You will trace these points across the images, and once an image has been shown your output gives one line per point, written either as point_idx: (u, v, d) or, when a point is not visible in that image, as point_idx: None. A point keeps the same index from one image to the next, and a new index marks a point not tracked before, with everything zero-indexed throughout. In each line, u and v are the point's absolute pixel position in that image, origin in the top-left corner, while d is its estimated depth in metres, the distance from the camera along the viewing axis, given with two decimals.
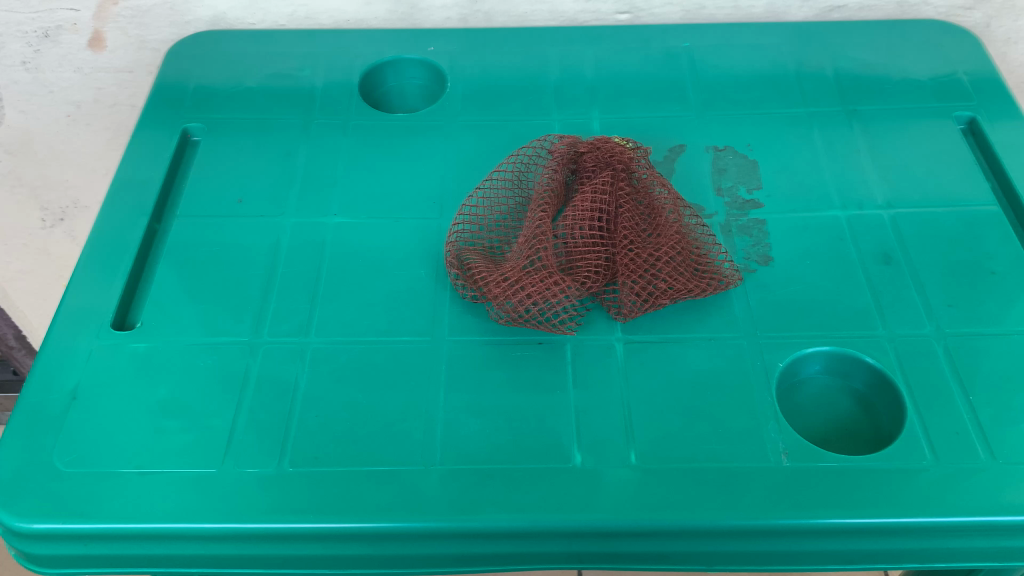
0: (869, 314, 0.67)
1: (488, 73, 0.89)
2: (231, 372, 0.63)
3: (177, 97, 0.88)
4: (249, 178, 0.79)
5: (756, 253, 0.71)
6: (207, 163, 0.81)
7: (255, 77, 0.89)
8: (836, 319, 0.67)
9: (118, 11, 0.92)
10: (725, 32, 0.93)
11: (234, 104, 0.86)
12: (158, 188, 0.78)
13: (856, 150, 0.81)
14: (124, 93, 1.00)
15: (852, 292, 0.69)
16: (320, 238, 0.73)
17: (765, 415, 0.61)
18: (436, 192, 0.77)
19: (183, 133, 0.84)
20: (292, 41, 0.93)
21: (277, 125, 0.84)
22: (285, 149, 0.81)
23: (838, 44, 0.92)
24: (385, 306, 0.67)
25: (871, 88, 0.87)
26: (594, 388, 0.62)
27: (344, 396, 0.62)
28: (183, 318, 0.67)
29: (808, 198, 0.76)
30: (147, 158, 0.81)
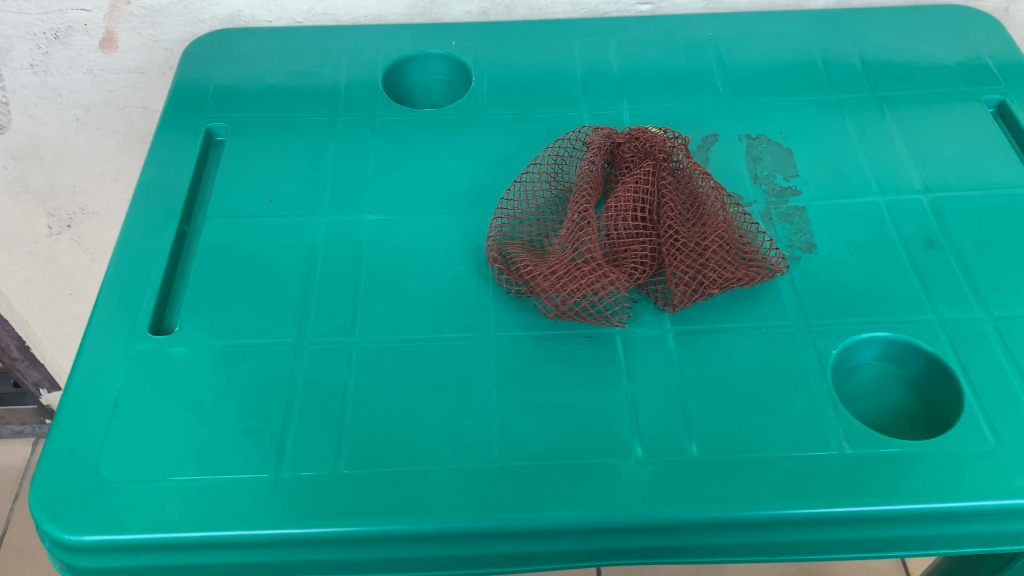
0: (917, 298, 0.66)
1: (513, 67, 0.88)
2: (277, 374, 0.62)
3: (197, 99, 0.86)
4: (279, 178, 0.77)
5: (799, 240, 0.71)
6: (233, 163, 0.79)
7: (276, 75, 0.88)
8: (886, 304, 0.66)
9: (131, 10, 0.89)
10: (748, 22, 0.93)
11: (257, 104, 0.85)
12: (185, 190, 0.76)
13: (889, 136, 0.80)
14: (135, 95, 0.98)
15: (898, 277, 0.68)
16: (356, 237, 0.72)
17: (824, 402, 0.60)
18: (470, 188, 0.76)
19: (206, 133, 0.83)
20: (312, 39, 0.91)
21: (302, 124, 0.82)
22: (314, 147, 0.80)
23: (862, 32, 0.92)
24: (429, 303, 0.66)
25: (899, 74, 0.87)
26: (649, 381, 0.61)
27: (395, 396, 0.61)
28: (222, 321, 0.65)
29: (846, 184, 0.76)
30: (172, 160, 0.79)
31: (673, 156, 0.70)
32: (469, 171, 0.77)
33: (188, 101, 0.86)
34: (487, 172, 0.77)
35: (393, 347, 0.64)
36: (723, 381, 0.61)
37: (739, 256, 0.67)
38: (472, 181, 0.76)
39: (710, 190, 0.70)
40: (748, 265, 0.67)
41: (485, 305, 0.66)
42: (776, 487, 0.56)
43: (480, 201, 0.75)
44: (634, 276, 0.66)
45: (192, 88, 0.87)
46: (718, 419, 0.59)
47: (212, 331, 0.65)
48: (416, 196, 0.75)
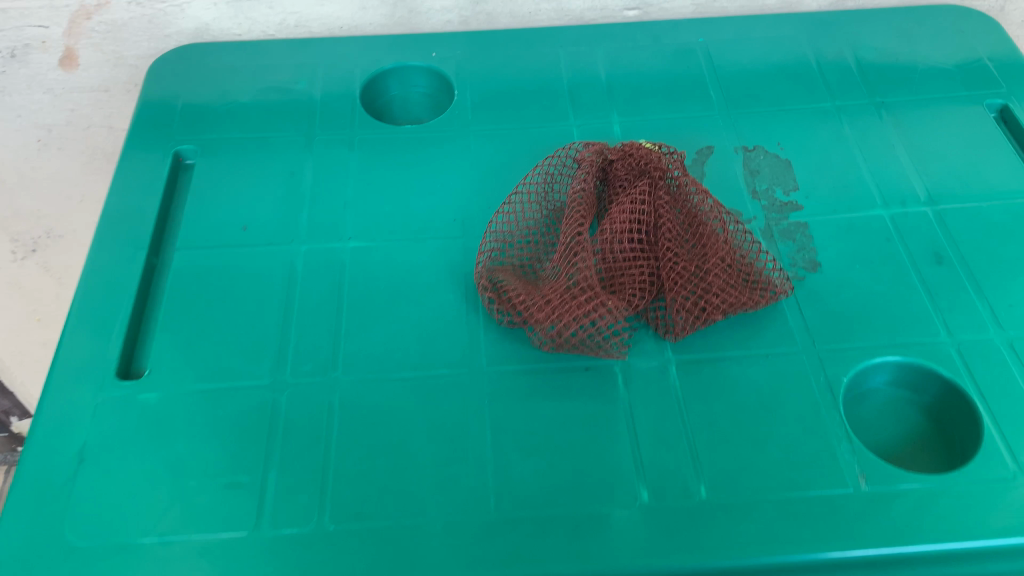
0: (929, 319, 0.63)
1: (496, 77, 0.84)
2: (256, 420, 0.58)
3: (165, 119, 0.82)
4: (253, 204, 0.73)
5: (802, 259, 0.67)
6: (204, 188, 0.75)
7: (248, 93, 0.83)
8: (896, 326, 0.63)
9: (91, 25, 0.84)
10: (739, 26, 0.90)
11: (228, 123, 0.81)
12: (153, 219, 0.72)
13: (890, 144, 0.77)
14: (99, 114, 0.93)
15: (908, 295, 0.65)
16: (337, 266, 0.67)
17: (837, 435, 0.57)
18: (456, 210, 0.72)
19: (174, 156, 0.78)
20: (285, 54, 0.87)
21: (277, 144, 0.78)
22: (289, 168, 0.76)
23: (857, 34, 0.89)
24: (416, 337, 0.63)
25: (897, 79, 0.84)
26: (653, 417, 0.58)
27: (382, 442, 0.57)
28: (195, 363, 0.61)
29: (848, 196, 0.73)
30: (139, 187, 0.75)
31: (670, 171, 0.66)
32: (455, 192, 0.73)
33: (156, 122, 0.82)
34: (474, 193, 0.73)
35: (380, 386, 0.60)
36: (731, 415, 0.58)
37: (742, 279, 0.64)
38: (458, 203, 0.72)
39: (709, 207, 0.66)
40: (752, 288, 0.64)
41: (476, 337, 0.63)
42: (791, 531, 0.52)
43: (466, 224, 0.71)
44: (632, 305, 0.62)
45: (160, 108, 0.83)
46: (727, 457, 0.56)
47: (184, 375, 0.60)
48: (399, 221, 0.71)
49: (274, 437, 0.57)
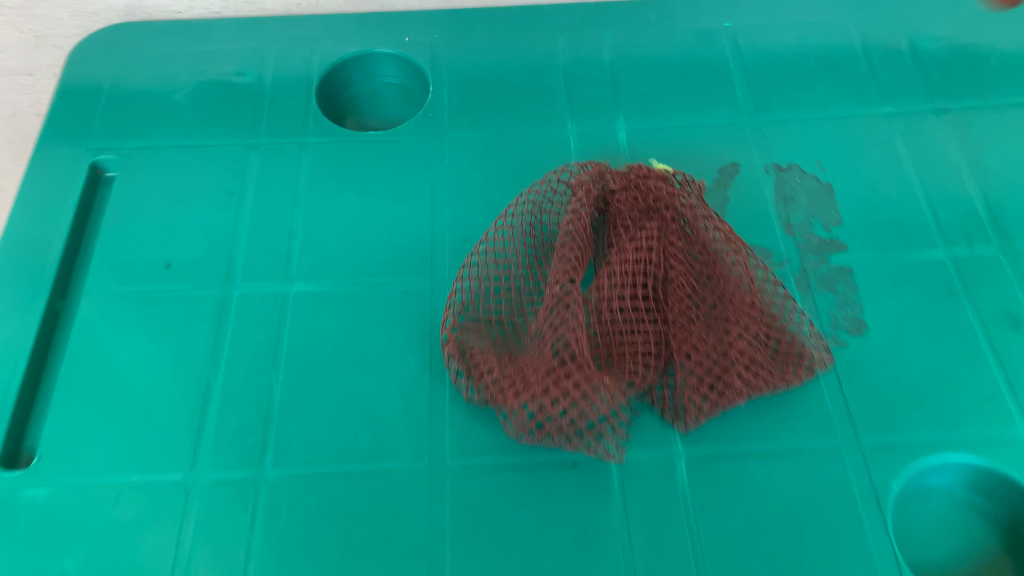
0: (1002, 403, 0.51)
1: (481, 70, 0.70)
2: (166, 529, 0.48)
3: (82, 118, 0.68)
4: (180, 233, 0.60)
5: (845, 317, 0.55)
6: (124, 212, 0.62)
7: (184, 86, 0.70)
8: (961, 414, 0.51)
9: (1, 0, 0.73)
10: (775, 5, 0.75)
11: (158, 125, 0.67)
12: (60, 253, 0.60)
13: (957, 162, 0.63)
14: (24, 101, 0.75)
15: (976, 372, 0.52)
16: (275, 320, 0.55)
17: (882, 567, 0.46)
18: (425, 244, 0.59)
19: (91, 168, 0.65)
20: (230, 36, 0.73)
21: (213, 153, 0.65)
22: (227, 186, 0.63)
23: (918, 15, 0.73)
24: (365, 419, 0.51)
25: (966, 71, 0.69)
26: (655, 536, 0.47)
27: (315, 565, 0.46)
28: (95, 448, 0.51)
29: (903, 232, 0.59)
30: (47, 210, 0.62)
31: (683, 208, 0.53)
32: (424, 221, 0.60)
33: (72, 122, 0.68)
34: (448, 222, 0.60)
35: (320, 485, 0.49)
36: (752, 534, 0.47)
37: (770, 348, 0.52)
38: (427, 235, 0.60)
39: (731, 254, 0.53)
40: (781, 360, 0.52)
41: (440, 418, 0.51)
42: None
43: (435, 262, 0.58)
44: (633, 382, 0.50)
45: (77, 102, 0.69)
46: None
47: (82, 464, 0.50)
48: (354, 257, 0.59)
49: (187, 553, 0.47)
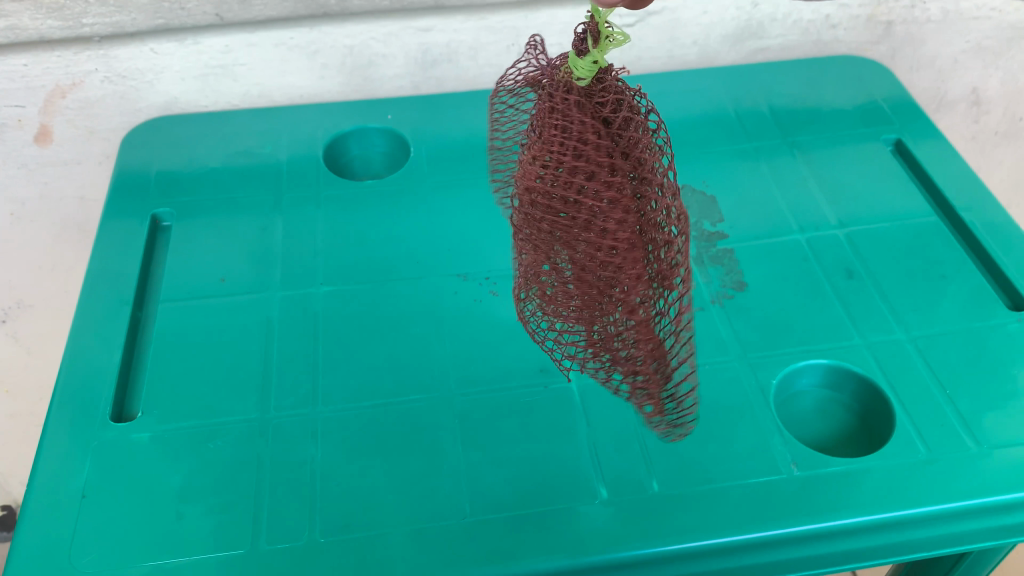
0: (879, 315, 0.53)
1: (438, 42, 0.67)
2: (210, 482, 0.45)
3: (56, 151, 0.69)
4: (229, 255, 0.57)
5: (724, 280, 0.55)
6: (162, 180, 0.63)
7: (215, 156, 0.65)
8: (811, 330, 0.52)
9: (67, 103, 0.65)
10: (664, 80, 0.71)
11: (197, 184, 0.63)
12: (138, 273, 0.56)
13: (803, 178, 0.62)
14: (71, 186, 0.72)
15: (819, 304, 0.54)
16: (311, 309, 0.54)
17: (766, 428, 0.47)
18: (359, 256, 0.57)
19: (150, 221, 0.60)
20: (246, 118, 0.68)
21: (243, 205, 0.61)
22: (259, 222, 0.60)
23: (768, 76, 0.72)
24: (389, 374, 0.50)
25: (904, 20, 0.73)
26: (551, 419, 0.48)
27: (361, 462, 0.46)
28: (114, 533, 0.43)
29: (769, 226, 0.59)
30: (108, 251, 0.58)
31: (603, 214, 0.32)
32: (365, 237, 0.59)
33: (45, 138, 0.67)
34: None
35: None
36: (680, 417, 0.48)
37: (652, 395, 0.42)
38: (361, 259, 0.57)
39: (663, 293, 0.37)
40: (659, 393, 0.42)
41: (460, 415, 0.48)
42: (725, 510, 0.44)
43: None
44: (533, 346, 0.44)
45: (56, 145, 0.68)
46: (686, 459, 0.46)
47: None
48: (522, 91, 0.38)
49: (257, 501, 0.44)
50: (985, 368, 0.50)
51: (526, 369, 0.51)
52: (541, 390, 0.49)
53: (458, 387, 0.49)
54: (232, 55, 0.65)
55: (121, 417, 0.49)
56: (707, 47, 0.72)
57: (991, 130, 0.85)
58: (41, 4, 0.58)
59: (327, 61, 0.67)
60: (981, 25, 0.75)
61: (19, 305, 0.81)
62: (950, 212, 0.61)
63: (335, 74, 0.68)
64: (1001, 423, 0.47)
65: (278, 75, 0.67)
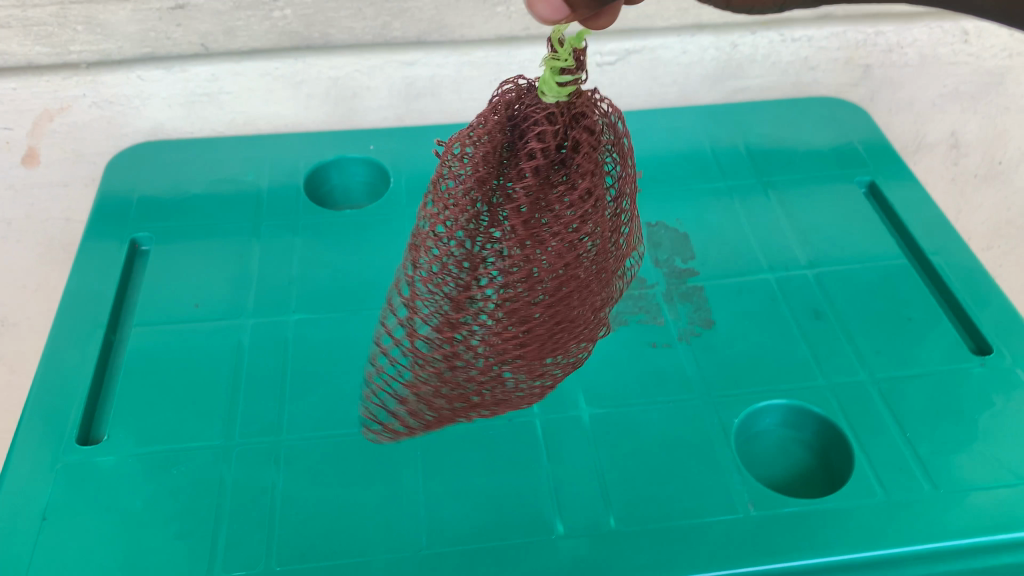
0: (844, 356, 0.53)
1: (422, 75, 0.68)
2: (170, 508, 0.45)
3: (43, 173, 0.70)
4: (205, 280, 0.58)
5: (692, 317, 0.56)
6: (144, 205, 0.64)
7: (198, 181, 0.66)
8: (776, 370, 0.52)
9: (54, 126, 0.66)
10: (644, 117, 0.72)
11: (179, 209, 0.63)
12: (114, 296, 0.57)
13: (776, 218, 0.63)
14: (57, 207, 0.73)
15: (785, 344, 0.54)
16: (282, 336, 0.54)
17: (726, 467, 0.48)
18: (333, 284, 0.58)
19: (129, 245, 0.61)
20: (231, 145, 0.69)
21: (223, 231, 0.62)
22: (236, 248, 0.60)
23: (747, 116, 0.73)
24: (356, 404, 0.51)
25: (883, 63, 0.74)
26: (513, 453, 0.48)
27: (322, 491, 0.46)
28: (73, 558, 0.43)
29: (739, 265, 0.60)
30: (86, 273, 0.58)
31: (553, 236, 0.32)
32: (340, 266, 0.59)
33: (33, 160, 0.69)
34: None
35: None
36: (641, 454, 0.48)
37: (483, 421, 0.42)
38: (335, 288, 0.58)
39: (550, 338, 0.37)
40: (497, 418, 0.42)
41: (422, 447, 0.48)
42: (682, 549, 0.44)
43: None
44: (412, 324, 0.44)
45: (44, 167, 0.69)
46: (644, 496, 0.46)
47: None
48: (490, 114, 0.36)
49: (216, 529, 0.44)
50: (946, 413, 0.50)
51: None
52: (505, 423, 0.50)
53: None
54: (218, 83, 0.66)
55: (87, 441, 0.50)
56: (688, 86, 0.73)
57: (970, 172, 0.86)
58: (29, 31, 0.60)
59: (312, 91, 0.68)
60: (958, 70, 0.76)
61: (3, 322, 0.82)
62: (920, 255, 0.61)
63: (320, 104, 0.69)
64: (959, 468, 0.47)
65: (263, 103, 0.68)
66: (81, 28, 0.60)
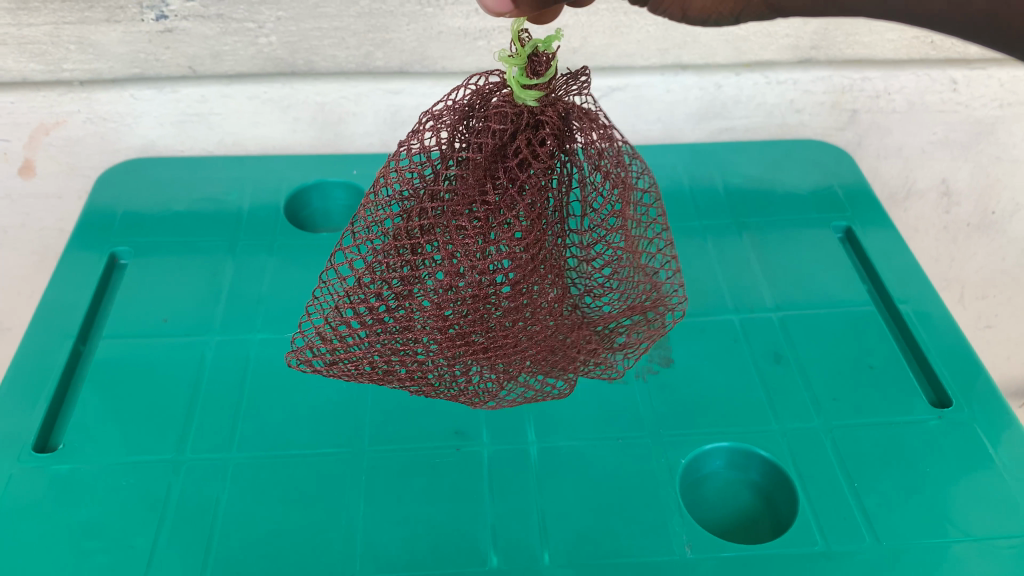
0: (800, 400, 0.53)
1: (408, 104, 0.68)
2: (113, 519, 0.46)
3: (38, 184, 0.72)
4: (177, 296, 0.59)
5: (651, 354, 0.56)
6: (127, 220, 0.65)
7: (183, 199, 0.67)
8: (729, 411, 0.52)
9: (50, 140, 0.69)
10: None
11: (161, 226, 0.65)
12: (86, 308, 0.58)
13: (746, 259, 0.64)
14: (51, 218, 0.75)
15: (741, 386, 0.54)
16: (244, 355, 0.55)
17: (667, 506, 0.48)
18: (300, 305, 0.59)
19: (108, 258, 0.62)
20: (219, 165, 0.70)
21: (201, 249, 0.63)
22: (211, 265, 0.62)
23: (730, 157, 0.74)
24: (307, 424, 0.51)
25: (870, 109, 0.74)
26: (456, 483, 0.49)
27: (264, 509, 0.47)
28: (15, 560, 0.44)
29: (705, 305, 0.60)
30: (63, 283, 0.60)
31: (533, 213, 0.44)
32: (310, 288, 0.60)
33: (29, 171, 0.71)
34: None
35: None
36: (583, 489, 0.48)
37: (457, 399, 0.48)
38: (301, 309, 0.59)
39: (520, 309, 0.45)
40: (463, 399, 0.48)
41: (367, 471, 0.49)
42: None
43: None
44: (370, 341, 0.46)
45: (39, 179, 0.71)
46: (582, 533, 0.46)
47: None
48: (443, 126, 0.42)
49: (154, 543, 0.45)
50: (897, 463, 0.50)
51: (441, 431, 0.51)
52: (453, 452, 0.50)
53: (371, 444, 0.50)
54: (208, 105, 0.68)
55: (44, 448, 0.51)
56: (672, 124, 0.74)
57: (963, 221, 0.85)
58: (24, 49, 0.63)
59: (299, 115, 0.69)
60: (947, 118, 0.75)
61: None
62: (890, 304, 0.61)
63: (307, 128, 0.70)
64: (904, 521, 0.47)
65: (252, 125, 0.70)
66: (73, 47, 0.63)
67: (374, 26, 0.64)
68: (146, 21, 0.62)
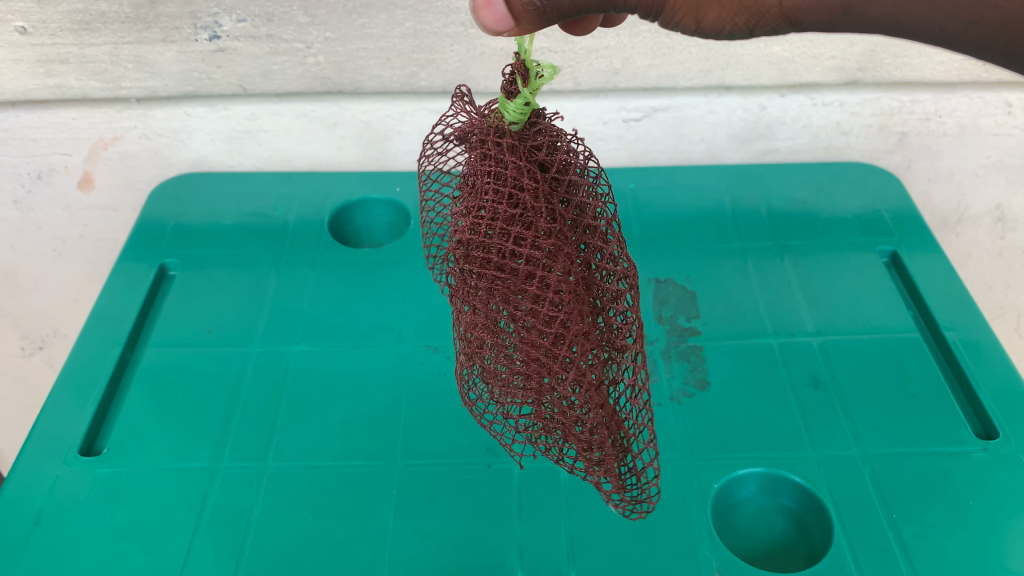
0: (837, 426, 0.52)
1: None
2: (152, 522, 0.47)
3: (95, 197, 0.75)
4: (221, 308, 0.61)
5: (686, 373, 0.56)
6: (177, 232, 0.68)
7: (230, 212, 0.69)
8: (763, 435, 0.52)
9: (108, 154, 0.71)
10: (667, 175, 0.73)
11: (208, 240, 0.67)
12: (134, 316, 0.60)
13: (787, 282, 0.63)
14: (108, 229, 0.78)
15: (777, 411, 0.53)
16: (283, 367, 0.56)
17: (697, 529, 0.47)
18: (339, 318, 0.60)
19: (157, 269, 0.64)
20: (267, 180, 0.72)
21: (246, 262, 0.65)
22: (256, 278, 0.63)
23: (774, 178, 0.73)
24: (341, 436, 0.52)
25: (919, 131, 0.73)
26: (485, 500, 0.49)
27: (295, 518, 0.47)
28: (57, 558, 0.46)
29: (742, 328, 0.59)
30: (113, 293, 0.62)
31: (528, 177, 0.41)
32: (349, 301, 0.61)
33: (88, 185, 0.74)
34: None
35: None
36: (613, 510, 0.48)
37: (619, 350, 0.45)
38: (340, 322, 0.60)
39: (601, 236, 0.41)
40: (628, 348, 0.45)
41: (397, 484, 0.49)
42: None
43: None
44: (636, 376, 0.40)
45: (97, 192, 0.74)
46: (611, 554, 0.46)
47: None
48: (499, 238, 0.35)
49: (188, 547, 0.46)
50: (935, 493, 0.48)
51: (471, 446, 0.52)
52: (483, 468, 0.50)
53: (402, 457, 0.51)
54: (257, 122, 0.70)
55: (89, 451, 0.52)
56: (715, 143, 0.74)
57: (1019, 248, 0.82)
58: (85, 67, 0.65)
59: (345, 133, 0.71)
60: (1002, 142, 0.73)
61: (55, 334, 0.86)
62: (936, 334, 0.60)
63: (352, 146, 0.72)
64: (943, 556, 0.45)
65: (300, 143, 0.72)
66: (131, 66, 0.66)
67: (418, 47, 0.65)
68: (199, 41, 0.64)
